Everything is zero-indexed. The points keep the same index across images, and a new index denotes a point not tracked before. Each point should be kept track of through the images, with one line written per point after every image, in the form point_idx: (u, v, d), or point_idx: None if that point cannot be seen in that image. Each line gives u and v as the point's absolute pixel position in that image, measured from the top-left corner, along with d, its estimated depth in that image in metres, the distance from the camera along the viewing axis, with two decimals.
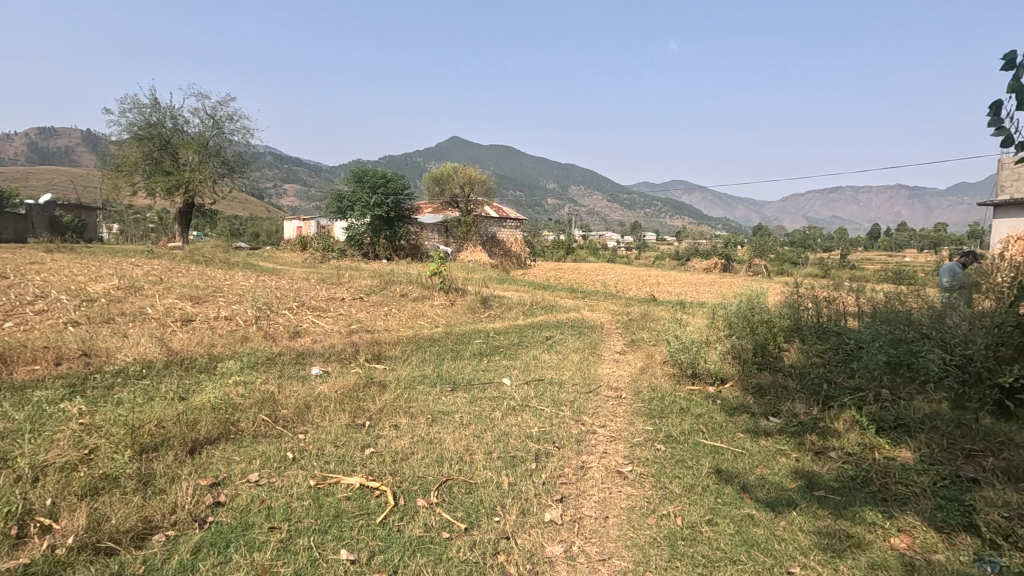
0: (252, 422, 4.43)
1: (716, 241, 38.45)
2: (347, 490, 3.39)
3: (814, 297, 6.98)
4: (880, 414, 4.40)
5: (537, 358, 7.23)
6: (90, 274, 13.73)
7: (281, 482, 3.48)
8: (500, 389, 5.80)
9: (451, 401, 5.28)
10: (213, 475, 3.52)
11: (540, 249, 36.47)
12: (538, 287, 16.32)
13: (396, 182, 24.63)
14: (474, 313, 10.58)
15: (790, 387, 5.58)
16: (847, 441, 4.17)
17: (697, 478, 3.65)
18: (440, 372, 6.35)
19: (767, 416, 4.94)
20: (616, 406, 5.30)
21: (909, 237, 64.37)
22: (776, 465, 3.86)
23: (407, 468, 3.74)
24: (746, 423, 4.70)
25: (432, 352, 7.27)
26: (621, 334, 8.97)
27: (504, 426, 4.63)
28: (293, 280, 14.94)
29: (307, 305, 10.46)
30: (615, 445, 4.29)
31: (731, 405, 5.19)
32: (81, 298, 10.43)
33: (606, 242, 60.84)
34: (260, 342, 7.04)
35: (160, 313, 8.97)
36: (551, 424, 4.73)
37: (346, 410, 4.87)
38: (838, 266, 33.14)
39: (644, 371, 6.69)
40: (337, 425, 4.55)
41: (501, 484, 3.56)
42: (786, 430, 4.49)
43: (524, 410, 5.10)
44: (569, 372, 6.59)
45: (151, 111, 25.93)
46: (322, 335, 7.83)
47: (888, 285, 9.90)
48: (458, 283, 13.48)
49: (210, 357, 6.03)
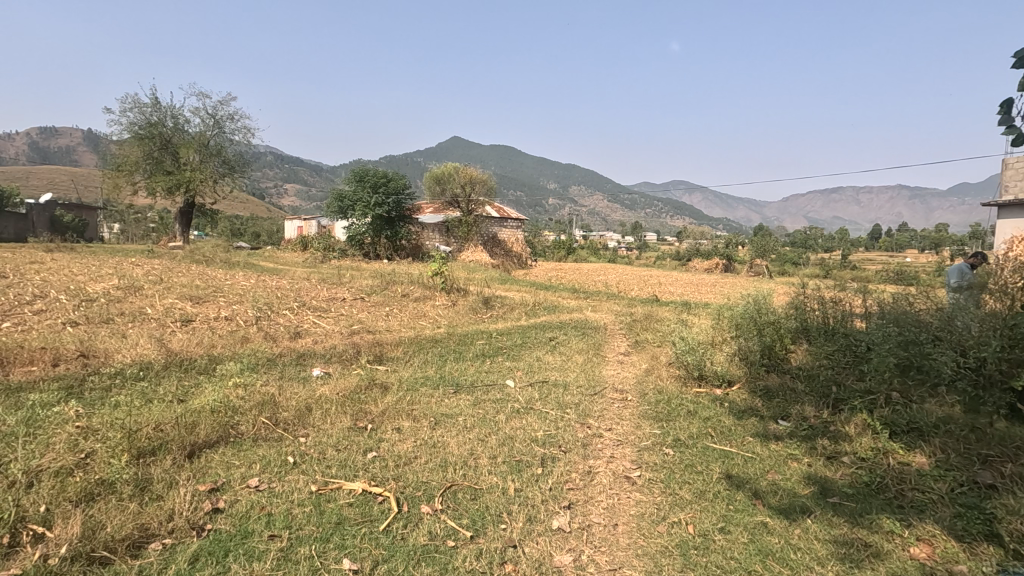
0: (252, 425, 4.35)
1: (717, 241, 38.37)
2: (349, 496, 3.30)
3: (821, 296, 6.88)
4: (893, 418, 4.29)
5: (541, 360, 7.14)
6: (90, 274, 13.66)
7: (282, 487, 3.40)
8: (504, 391, 5.71)
9: (453, 403, 5.20)
10: (212, 480, 3.43)
11: (541, 249, 36.38)
12: (540, 287, 16.23)
13: (397, 182, 24.57)
14: (476, 314, 10.50)
15: (799, 390, 5.49)
16: (859, 445, 4.08)
17: (707, 484, 3.56)
18: (442, 374, 6.26)
19: (777, 419, 4.86)
20: (621, 409, 5.21)
21: (910, 237, 64.29)
22: (788, 470, 3.77)
23: (410, 473, 3.66)
24: (756, 427, 4.62)
25: (434, 353, 7.18)
26: (625, 335, 8.88)
27: (508, 430, 4.54)
28: (293, 280, 14.85)
29: (308, 305, 10.38)
30: (622, 449, 4.20)
31: (740, 408, 5.10)
32: (81, 298, 10.36)
33: (607, 243, 60.84)
34: (260, 343, 6.95)
35: (160, 314, 8.89)
36: (556, 427, 4.64)
37: (347, 413, 4.78)
38: (840, 266, 33.02)
39: (649, 373, 6.61)
40: (339, 428, 4.47)
41: (506, 489, 3.47)
42: (797, 434, 4.41)
43: (528, 413, 5.01)
44: (573, 374, 6.50)
45: (152, 110, 25.89)
46: (323, 335, 7.75)
47: (892, 284, 9.82)
48: (459, 284, 13.39)
49: (209, 358, 5.95)
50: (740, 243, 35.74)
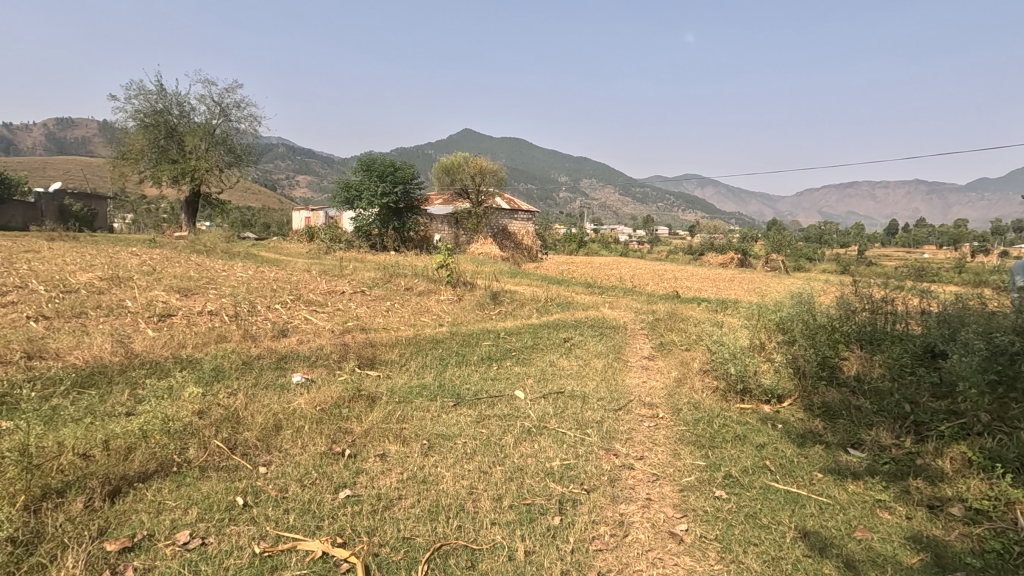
0: (202, 450, 3.55)
1: (730, 237, 37.23)
2: (304, 562, 2.49)
3: (873, 297, 5.95)
4: (1001, 451, 3.37)
5: (555, 365, 6.26)
6: (83, 264, 13.00)
7: (219, 545, 2.59)
8: (513, 405, 4.84)
9: (453, 421, 4.35)
10: (129, 534, 2.64)
11: (551, 243, 35.41)
12: (552, 281, 15.28)
13: (405, 171, 23.72)
14: (483, 310, 9.64)
15: (864, 407, 4.58)
16: (969, 490, 3.16)
17: (780, 547, 2.69)
18: (442, 382, 5.40)
19: (846, 447, 3.97)
20: (653, 430, 4.35)
21: (928, 232, 62.05)
22: (882, 526, 2.88)
23: (390, 524, 2.83)
24: (824, 458, 3.73)
25: (433, 356, 6.33)
26: (647, 336, 8.03)
27: (517, 459, 3.70)
28: (292, 271, 14.05)
29: (304, 300, 9.61)
30: (660, 489, 3.34)
31: (797, 432, 4.21)
32: (62, 290, 9.65)
33: (619, 236, 59.82)
34: (238, 343, 6.12)
35: (140, 307, 8.16)
36: (577, 456, 3.78)
37: (322, 433, 3.97)
38: (857, 262, 31.88)
39: (681, 383, 5.71)
40: (308, 455, 3.65)
41: (514, 552, 2.64)
42: (879, 471, 3.51)
43: (541, 434, 4.15)
44: (592, 383, 5.63)
45: (157, 97, 25.21)
46: (312, 334, 6.93)
47: (938, 281, 8.89)
48: (466, 277, 12.49)
49: (176, 362, 5.18)
50: (755, 238, 34.46)
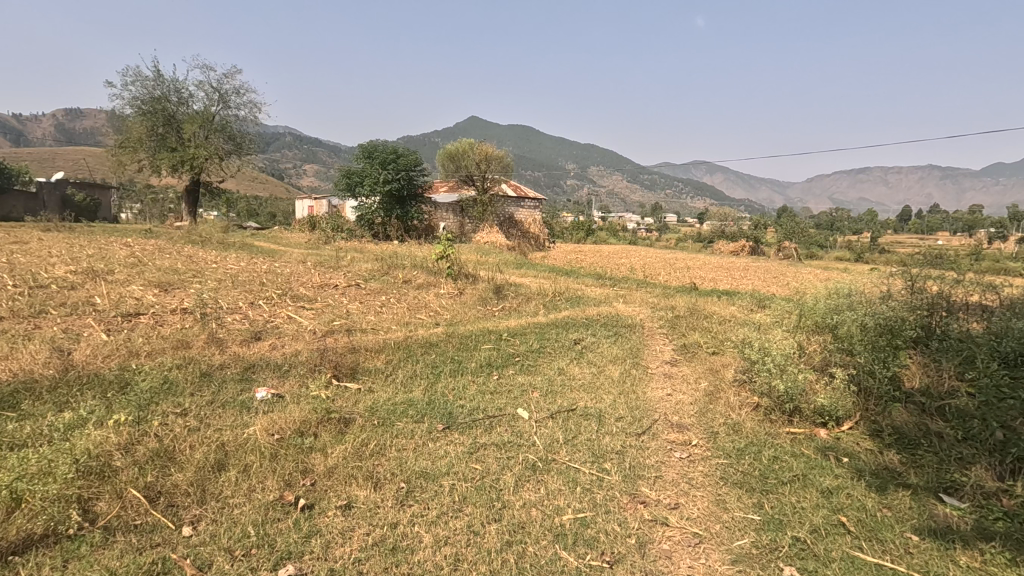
0: (113, 505, 2.74)
1: (741, 225, 36.18)
2: None
3: (934, 293, 5.05)
4: None
5: (566, 374, 5.42)
6: (66, 256, 12.26)
7: None
8: (516, 429, 4.02)
9: (441, 452, 3.55)
10: None
11: (558, 231, 34.49)
12: (560, 272, 14.42)
13: (408, 157, 22.80)
14: (485, 306, 8.86)
15: (948, 434, 3.71)
16: None
17: None
18: (430, 398, 4.56)
19: (939, 493, 3.11)
20: (688, 464, 3.53)
21: (943, 220, 59.97)
22: None
23: None
24: (915, 512, 2.89)
25: (424, 363, 5.49)
26: (667, 335, 7.19)
27: (519, 510, 2.90)
28: (285, 264, 13.25)
29: (291, 295, 8.81)
30: (706, 560, 2.54)
31: (871, 471, 3.37)
32: (33, 285, 8.91)
33: (627, 224, 58.68)
34: (200, 350, 5.32)
35: (110, 305, 7.37)
36: (593, 505, 2.98)
37: (276, 473, 3.17)
38: (873, 249, 30.58)
39: (712, 397, 4.86)
40: (252, 507, 2.85)
41: None
42: (998, 533, 2.64)
43: (548, 473, 3.32)
44: (610, 397, 4.78)
45: (154, 84, 24.29)
46: (291, 337, 6.14)
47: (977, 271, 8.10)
48: (469, 269, 11.63)
49: (120, 376, 4.39)
50: (768, 226, 33.30)
